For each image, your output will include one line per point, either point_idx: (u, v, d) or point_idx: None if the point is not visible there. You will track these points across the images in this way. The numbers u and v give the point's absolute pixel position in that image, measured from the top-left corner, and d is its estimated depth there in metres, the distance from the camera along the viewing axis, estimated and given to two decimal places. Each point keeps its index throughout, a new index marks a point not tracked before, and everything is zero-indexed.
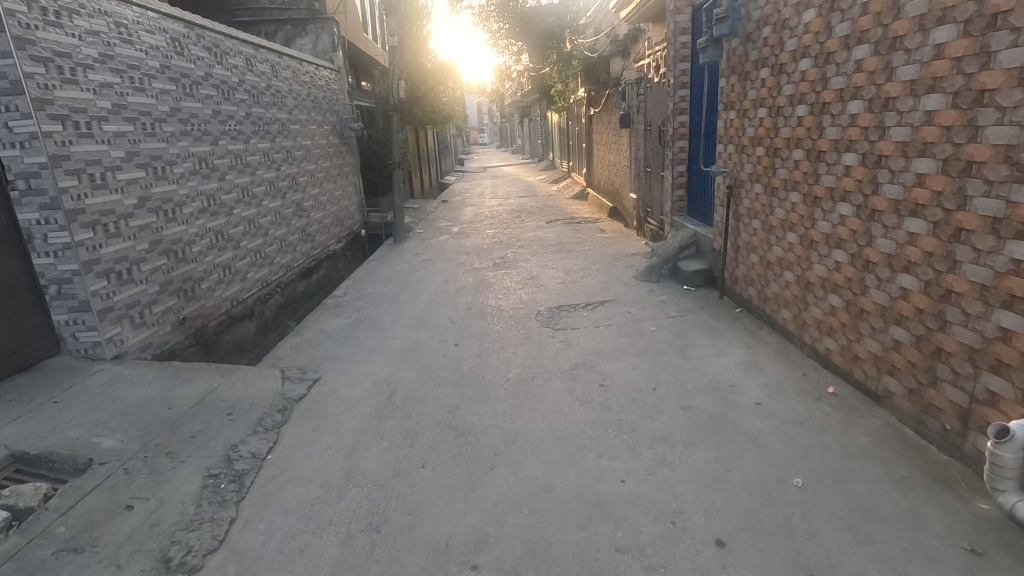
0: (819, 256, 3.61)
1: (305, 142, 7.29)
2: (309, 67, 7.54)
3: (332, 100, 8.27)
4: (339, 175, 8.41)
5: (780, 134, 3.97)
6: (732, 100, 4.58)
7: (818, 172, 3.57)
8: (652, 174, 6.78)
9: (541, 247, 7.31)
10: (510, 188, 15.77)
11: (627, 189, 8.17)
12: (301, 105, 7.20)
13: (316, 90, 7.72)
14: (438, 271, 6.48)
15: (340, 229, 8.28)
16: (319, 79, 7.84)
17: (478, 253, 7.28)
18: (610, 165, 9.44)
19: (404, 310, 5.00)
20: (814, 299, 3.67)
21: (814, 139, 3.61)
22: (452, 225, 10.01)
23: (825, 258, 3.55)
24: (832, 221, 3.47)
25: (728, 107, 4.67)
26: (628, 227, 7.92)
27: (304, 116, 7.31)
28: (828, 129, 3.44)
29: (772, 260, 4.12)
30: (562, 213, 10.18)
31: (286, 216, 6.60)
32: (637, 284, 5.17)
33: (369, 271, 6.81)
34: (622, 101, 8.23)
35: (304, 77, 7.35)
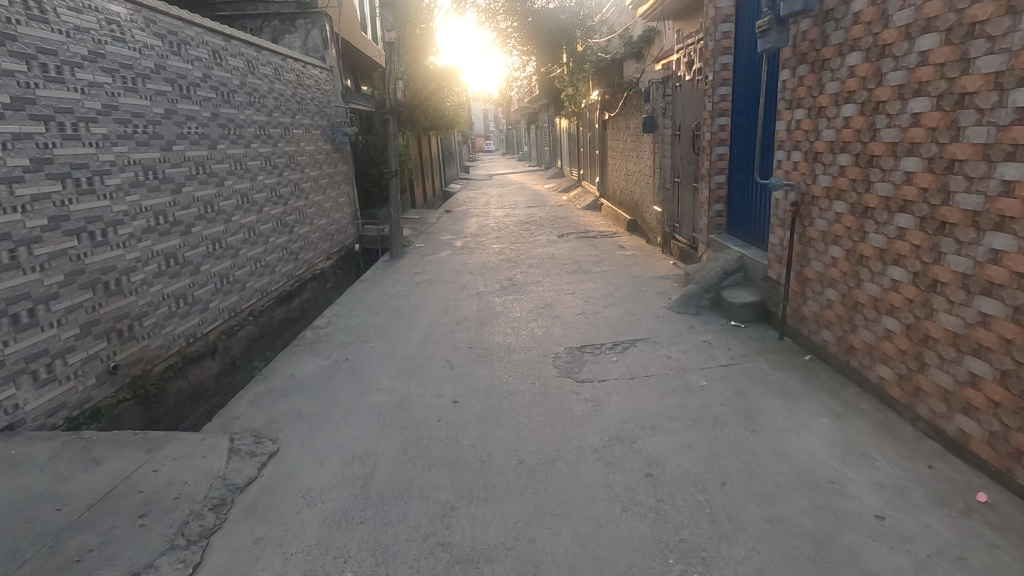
0: (946, 306, 2.57)
1: (288, 148, 6.52)
2: (294, 64, 6.81)
3: (323, 103, 7.52)
4: (330, 184, 7.64)
5: (880, 138, 2.94)
6: (801, 95, 3.63)
7: (948, 189, 2.54)
8: (682, 185, 5.95)
9: (553, 266, 6.47)
10: (517, 197, 14.97)
11: (649, 201, 7.33)
12: (282, 106, 6.44)
13: (302, 90, 6.96)
14: (437, 294, 5.70)
15: (330, 244, 7.50)
16: (306, 78, 7.08)
17: (481, 273, 6.47)
18: (628, 174, 8.61)
19: (393, 347, 4.20)
20: (934, 364, 2.63)
21: (941, 142, 2.57)
22: (455, 238, 9.21)
23: (957, 310, 2.50)
24: (972, 259, 2.43)
25: (793, 104, 3.74)
26: (651, 244, 7.08)
27: (287, 119, 6.55)
28: (967, 129, 2.42)
29: (862, 301, 3.13)
30: (574, 226, 9.36)
31: (261, 232, 5.82)
32: (673, 318, 4.34)
33: (360, 293, 6.02)
34: (643, 103, 7.42)
35: (286, 75, 6.60)
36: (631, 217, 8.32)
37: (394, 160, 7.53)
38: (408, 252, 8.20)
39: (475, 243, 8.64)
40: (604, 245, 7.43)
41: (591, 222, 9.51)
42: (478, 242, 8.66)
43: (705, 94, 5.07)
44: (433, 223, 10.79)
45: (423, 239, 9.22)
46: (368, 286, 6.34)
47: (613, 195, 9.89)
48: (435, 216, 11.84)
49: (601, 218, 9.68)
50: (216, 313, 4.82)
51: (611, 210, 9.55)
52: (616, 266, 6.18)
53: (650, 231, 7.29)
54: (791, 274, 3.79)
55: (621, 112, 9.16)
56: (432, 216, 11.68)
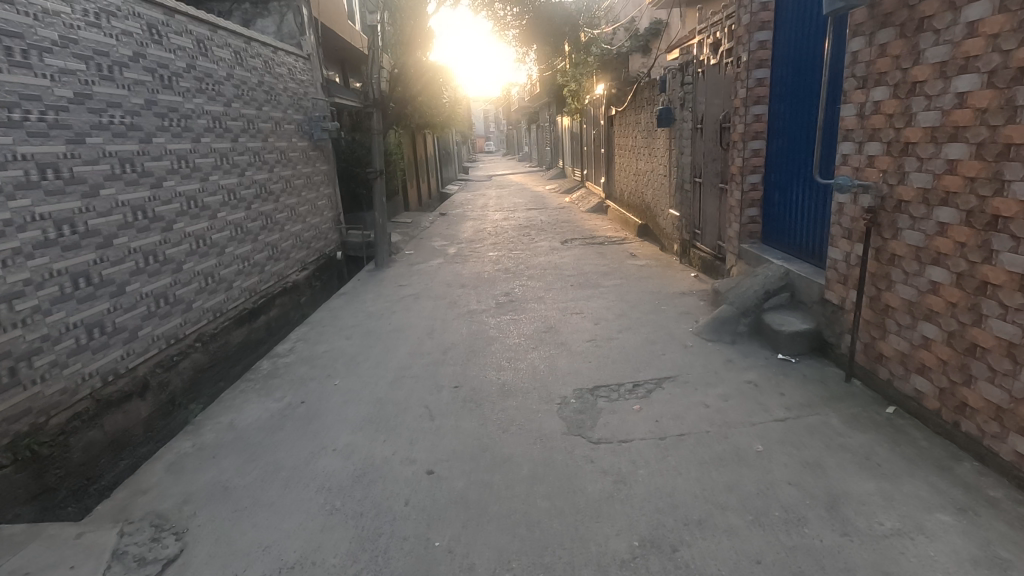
0: None
1: (250, 144, 5.77)
2: (260, 49, 6.06)
3: (297, 94, 6.78)
4: (304, 185, 6.87)
5: (1023, 118, 2.13)
6: (882, 69, 2.85)
7: None
8: (704, 186, 5.19)
9: (555, 278, 5.70)
10: (517, 199, 14.19)
11: (664, 205, 6.55)
12: (243, 96, 5.71)
13: (271, 79, 6.23)
14: (422, 313, 4.94)
15: (304, 253, 6.72)
16: (273, 64, 6.32)
17: (473, 286, 5.70)
18: (638, 174, 7.83)
19: (362, 385, 3.43)
20: None
21: None
22: (448, 244, 8.44)
23: None
24: None
25: (869, 81, 2.95)
26: (667, 253, 6.30)
27: (251, 111, 5.84)
28: None
29: (985, 344, 2.27)
30: (576, 231, 8.59)
31: (213, 240, 5.05)
32: (705, 349, 3.55)
33: (334, 310, 5.26)
34: (655, 95, 6.69)
35: (248, 60, 5.85)
36: (642, 222, 7.55)
37: (379, 159, 6.76)
38: (395, 260, 7.44)
39: (469, 250, 7.86)
40: (612, 254, 6.66)
41: (596, 227, 8.73)
42: (471, 249, 7.88)
43: (736, 78, 4.30)
44: (424, 227, 10.02)
45: (413, 245, 8.44)
46: (345, 301, 5.58)
47: (621, 198, 9.11)
48: (427, 219, 11.06)
49: (608, 223, 8.90)
50: (150, 342, 4.01)
51: (618, 214, 8.77)
52: (626, 279, 5.41)
53: (665, 238, 6.50)
54: (864, 300, 2.96)
55: (629, 107, 8.38)
56: (425, 220, 10.90)
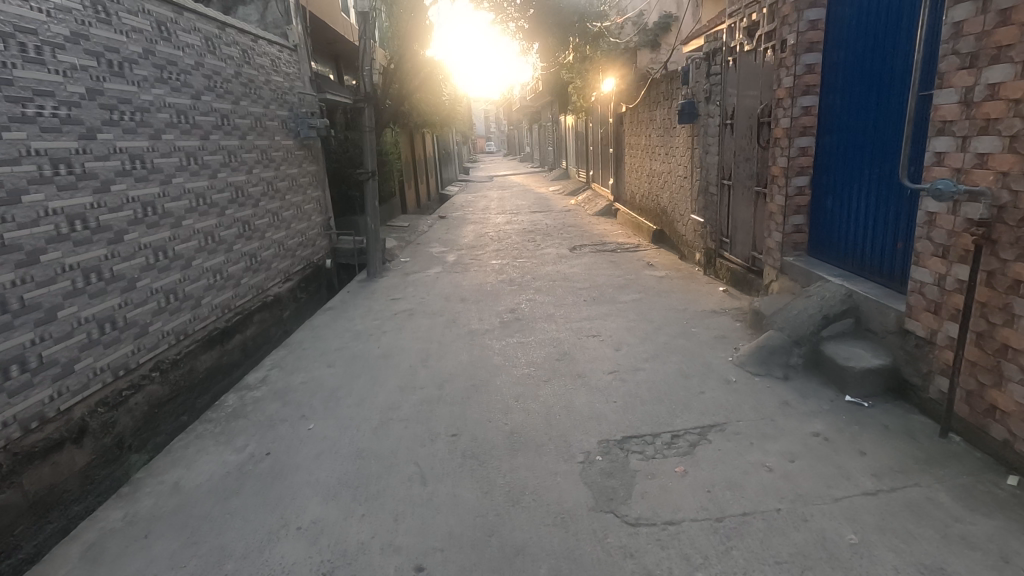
0: None
1: (222, 142, 5.17)
2: (234, 36, 5.43)
3: (279, 88, 6.20)
4: (289, 188, 6.30)
5: None
6: (1003, 42, 2.29)
7: None
8: (736, 189, 4.61)
9: (565, 292, 5.11)
10: (519, 201, 13.60)
11: (684, 210, 5.97)
12: (214, 88, 5.09)
13: (248, 70, 5.65)
14: (416, 333, 4.36)
15: (288, 262, 6.15)
16: (251, 54, 5.74)
17: (473, 301, 5.12)
18: (653, 177, 7.27)
19: (340, 431, 2.85)
20: None
21: None
22: (447, 251, 7.85)
23: None
24: None
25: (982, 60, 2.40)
26: (689, 263, 5.72)
27: (224, 106, 5.24)
28: None
29: None
30: (584, 236, 8.01)
31: (176, 252, 4.44)
32: (753, 386, 2.97)
33: (318, 329, 4.68)
34: (673, 89, 6.12)
35: (219, 48, 5.21)
36: (658, 228, 6.97)
37: (371, 159, 6.18)
38: (389, 269, 6.86)
39: (469, 257, 7.28)
40: (626, 263, 6.07)
41: (605, 232, 8.15)
42: (471, 256, 7.31)
43: (779, 65, 3.73)
44: (421, 232, 9.45)
45: (408, 252, 7.86)
46: (331, 317, 5.00)
47: (632, 201, 8.53)
48: (425, 223, 10.46)
49: (618, 228, 8.32)
50: (91, 377, 3.37)
51: (629, 218, 8.19)
52: (645, 294, 4.83)
53: (686, 246, 5.92)
54: (970, 337, 2.39)
55: (642, 104, 7.81)
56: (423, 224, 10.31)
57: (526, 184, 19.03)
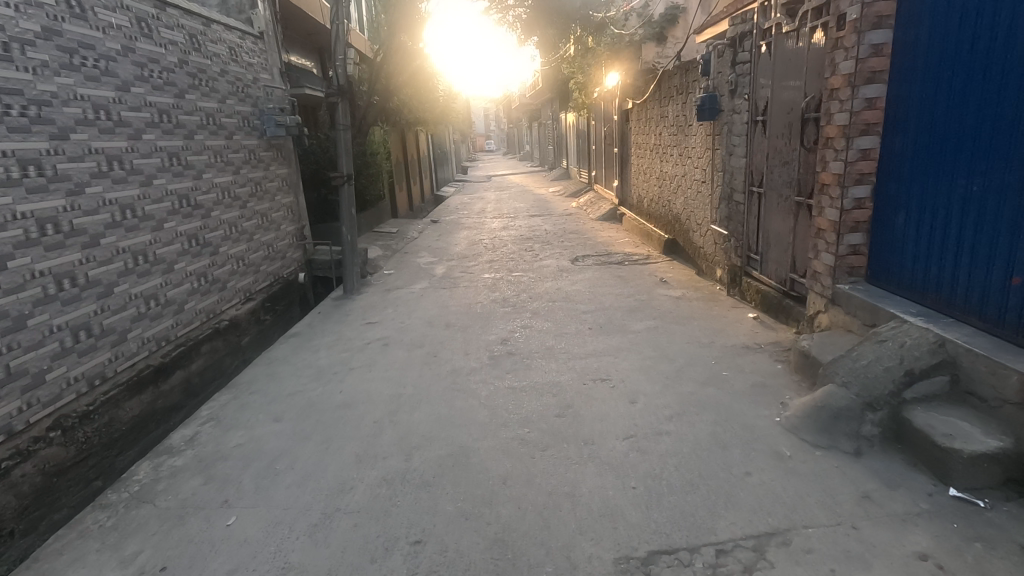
0: None
1: (162, 144, 4.11)
2: (177, 17, 4.43)
3: (239, 81, 5.27)
4: (251, 194, 5.31)
5: None
6: None
7: None
8: (772, 198, 3.88)
9: (568, 317, 4.37)
10: (518, 204, 12.86)
11: (703, 220, 5.25)
12: (152, 80, 4.07)
13: (198, 59, 4.66)
14: (388, 372, 3.62)
15: (251, 277, 5.17)
16: (201, 40, 4.76)
17: (460, 328, 4.38)
18: (664, 181, 6.53)
19: (267, 532, 2.13)
20: None
21: None
22: (436, 261, 7.12)
23: None
24: None
25: None
26: (710, 281, 4.99)
27: (169, 101, 4.24)
28: None
29: None
30: (588, 245, 7.27)
31: (91, 278, 3.34)
32: (815, 467, 2.25)
33: (275, 363, 3.95)
34: (690, 82, 5.40)
35: (158, 30, 4.19)
36: (671, 238, 6.24)
37: (347, 162, 5.45)
38: (369, 283, 6.13)
39: (459, 269, 6.56)
40: (636, 280, 5.32)
41: (610, 241, 7.41)
42: (461, 269, 6.57)
43: (832, 47, 3.00)
44: (410, 239, 8.71)
45: (394, 263, 7.13)
46: (293, 347, 4.27)
47: (641, 207, 7.78)
48: (416, 229, 9.73)
49: (625, 236, 7.58)
50: None
51: (637, 225, 7.45)
52: (662, 322, 4.10)
53: (705, 261, 5.20)
54: None
55: (651, 101, 7.06)
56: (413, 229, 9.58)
57: (525, 185, 18.27)
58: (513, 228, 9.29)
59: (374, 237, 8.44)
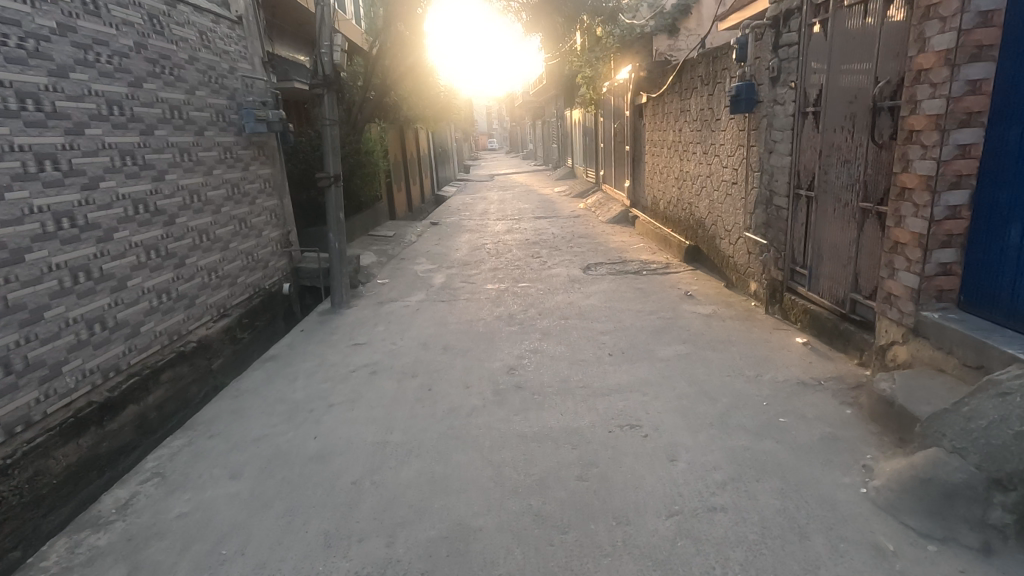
0: None
1: (113, 140, 3.44)
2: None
3: (212, 70, 4.61)
4: (225, 197, 4.67)
5: None
6: None
7: None
8: (828, 203, 3.29)
9: (583, 340, 3.81)
10: (522, 205, 12.29)
11: (734, 226, 4.67)
12: (102, 67, 3.40)
13: (161, 43, 3.99)
14: (374, 410, 3.06)
15: (224, 288, 4.56)
16: (165, 22, 4.08)
17: (460, 352, 3.81)
18: (685, 182, 5.95)
19: None
20: None
21: None
22: (435, 269, 6.57)
23: None
24: None
25: None
26: (743, 296, 4.42)
27: (123, 93, 3.57)
28: None
29: None
30: (600, 252, 6.70)
31: (14, 301, 2.72)
32: (933, 572, 1.69)
33: (245, 396, 3.39)
34: (718, 71, 4.80)
35: (110, 8, 3.50)
36: (694, 245, 5.66)
37: (335, 162, 4.89)
38: (360, 295, 5.57)
39: (459, 278, 6.00)
40: (658, 294, 4.75)
41: (623, 247, 6.84)
42: (462, 278, 6.01)
43: (919, 18, 2.41)
44: (407, 244, 8.15)
45: (389, 271, 6.58)
46: (268, 375, 3.71)
47: (657, 209, 7.19)
48: (414, 232, 9.17)
49: (639, 242, 7.00)
50: None
51: (654, 230, 6.87)
52: (694, 347, 3.53)
53: (737, 273, 4.62)
54: None
55: (668, 95, 6.47)
56: (411, 233, 9.02)
57: (529, 185, 17.69)
58: (518, 231, 8.72)
59: (369, 241, 7.88)
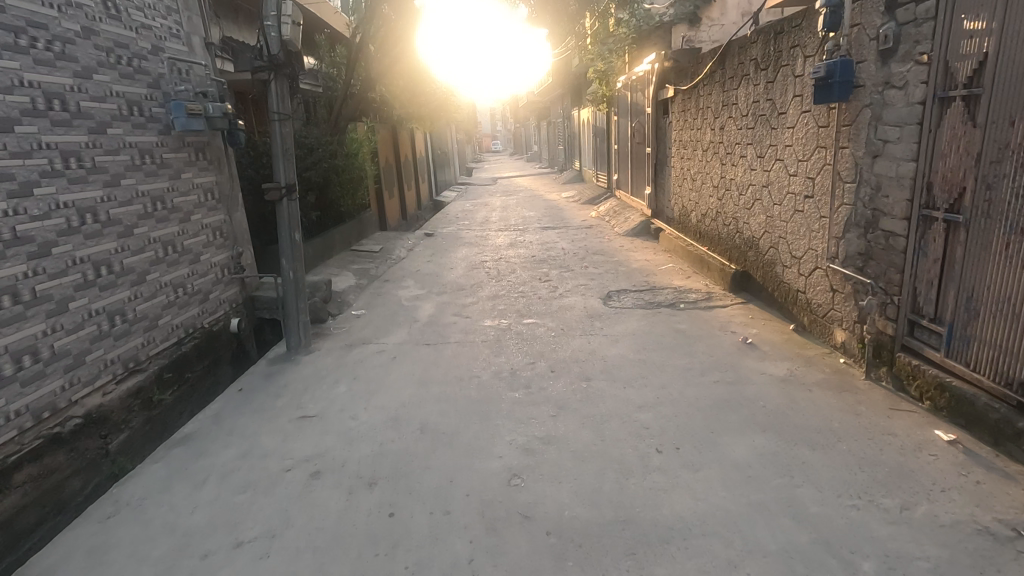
0: None
1: None
2: None
3: (123, 46, 3.48)
4: (139, 216, 3.53)
5: None
6: None
7: None
8: (998, 233, 2.17)
9: (615, 423, 2.71)
10: (527, 213, 11.17)
11: (806, 252, 3.56)
12: None
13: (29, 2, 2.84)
14: (301, 559, 1.97)
15: (135, 335, 3.43)
16: None
17: (441, 438, 2.71)
18: (730, 192, 4.83)
19: None
20: None
21: None
22: (423, 296, 5.47)
23: None
24: None
25: None
26: (823, 347, 3.31)
27: None
28: None
29: None
30: (620, 275, 5.58)
31: None
32: None
33: (122, 517, 2.31)
34: (785, 50, 3.68)
35: None
36: (743, 271, 4.55)
37: (288, 171, 3.83)
38: (327, 334, 4.48)
39: (450, 310, 4.90)
40: (705, 341, 3.63)
41: (649, 269, 5.72)
42: (454, 309, 4.91)
43: None
44: (394, 261, 7.05)
45: (367, 298, 5.49)
46: (169, 474, 2.62)
47: (689, 223, 6.07)
48: (404, 245, 8.07)
49: (667, 262, 5.88)
50: None
51: (686, 248, 5.75)
52: (779, 440, 2.42)
53: (812, 315, 3.51)
54: None
55: (704, 85, 5.34)
56: (401, 247, 7.93)
57: (534, 189, 16.55)
58: (522, 245, 7.60)
59: (349, 259, 6.79)
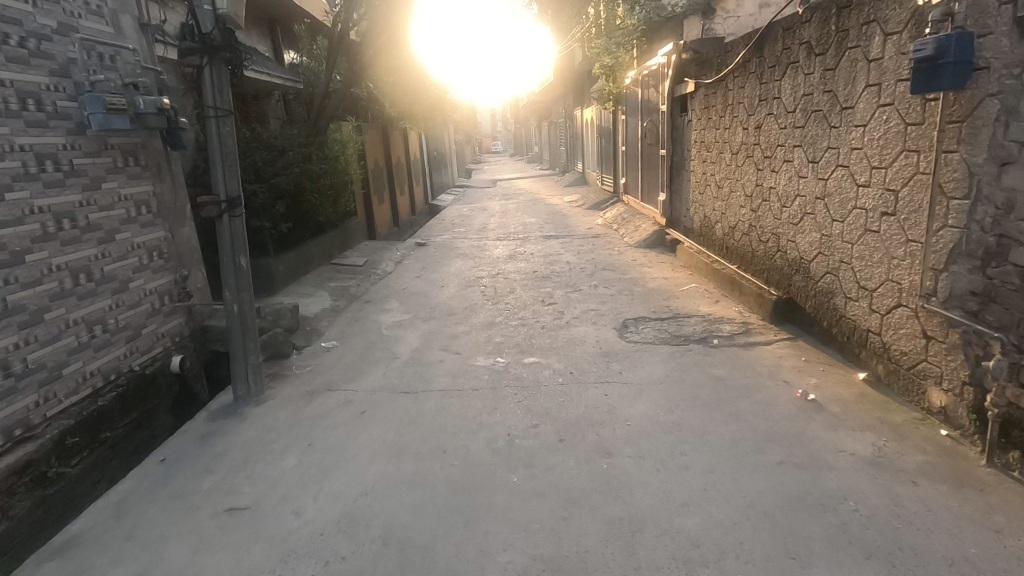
0: None
1: None
2: None
3: (13, 22, 2.73)
4: (34, 238, 2.77)
5: None
6: None
7: None
8: None
9: (650, 536, 1.95)
10: (527, 219, 10.40)
11: (882, 285, 2.81)
12: None
13: None
14: None
15: (24, 394, 2.66)
16: None
17: (408, 559, 1.94)
18: (769, 203, 4.08)
19: None
20: None
21: None
22: (407, 322, 4.70)
23: None
24: None
25: None
26: (914, 411, 2.55)
27: None
28: None
29: None
30: (636, 298, 4.81)
31: None
32: None
33: None
34: (853, 28, 2.93)
35: None
36: (788, 299, 3.80)
37: (230, 182, 3.07)
38: (287, 376, 3.72)
39: (437, 343, 4.13)
40: (754, 397, 2.86)
41: (669, 290, 4.95)
42: (441, 342, 4.15)
43: None
44: (379, 277, 6.28)
45: (342, 325, 4.72)
46: None
47: (713, 236, 5.32)
48: (391, 257, 7.30)
49: (689, 281, 5.11)
50: None
51: (711, 266, 4.99)
52: None
53: (891, 365, 2.76)
54: None
55: (733, 77, 4.61)
56: (388, 259, 7.17)
57: (534, 192, 15.76)
58: (522, 258, 6.84)
59: (327, 275, 6.02)
